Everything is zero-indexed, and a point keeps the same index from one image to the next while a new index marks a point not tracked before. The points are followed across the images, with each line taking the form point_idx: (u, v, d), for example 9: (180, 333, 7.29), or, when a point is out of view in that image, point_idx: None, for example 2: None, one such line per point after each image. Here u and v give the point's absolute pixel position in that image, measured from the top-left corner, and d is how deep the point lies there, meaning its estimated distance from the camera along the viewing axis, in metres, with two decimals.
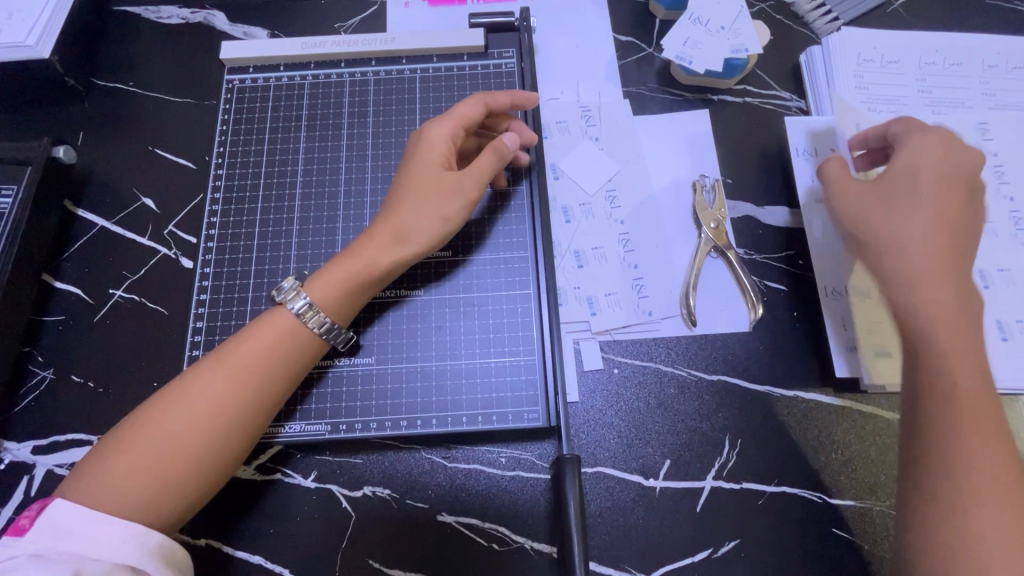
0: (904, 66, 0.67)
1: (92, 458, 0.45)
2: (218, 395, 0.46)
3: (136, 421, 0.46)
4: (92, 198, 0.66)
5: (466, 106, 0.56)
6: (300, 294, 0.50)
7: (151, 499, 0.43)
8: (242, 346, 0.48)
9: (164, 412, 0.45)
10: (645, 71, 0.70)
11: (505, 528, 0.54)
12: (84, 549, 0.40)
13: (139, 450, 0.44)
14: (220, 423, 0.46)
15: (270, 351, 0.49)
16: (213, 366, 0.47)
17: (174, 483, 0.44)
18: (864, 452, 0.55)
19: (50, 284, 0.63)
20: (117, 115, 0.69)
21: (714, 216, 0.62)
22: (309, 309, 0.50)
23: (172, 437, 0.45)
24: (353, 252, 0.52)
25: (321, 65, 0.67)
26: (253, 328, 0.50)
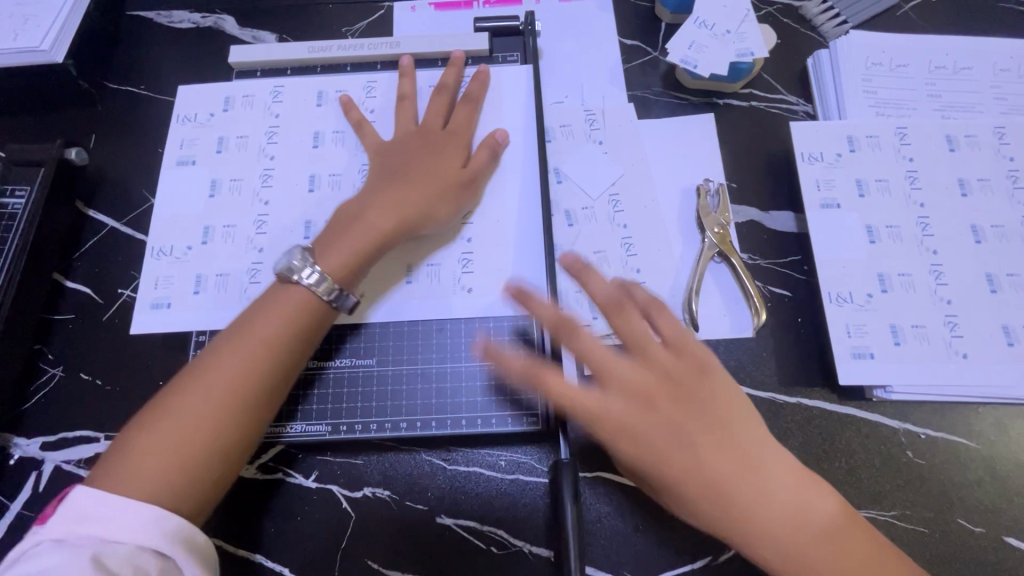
0: (913, 69, 0.66)
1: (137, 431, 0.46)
2: (212, 377, 0.47)
3: (173, 401, 0.46)
4: (102, 199, 0.67)
5: (447, 76, 0.63)
6: (311, 267, 0.51)
7: (172, 475, 0.44)
8: (256, 325, 0.49)
9: (192, 393, 0.46)
10: (650, 75, 0.70)
11: (503, 531, 0.54)
12: (105, 532, 0.41)
13: (175, 425, 0.45)
14: (228, 409, 0.46)
15: (294, 327, 0.50)
16: (229, 351, 0.48)
17: (194, 460, 0.45)
18: (867, 462, 0.54)
19: (61, 283, 0.64)
20: (128, 117, 0.71)
21: (717, 221, 0.61)
22: (319, 280, 0.51)
23: (191, 411, 0.46)
24: (359, 222, 0.54)
25: (327, 68, 0.68)
26: (263, 311, 0.50)
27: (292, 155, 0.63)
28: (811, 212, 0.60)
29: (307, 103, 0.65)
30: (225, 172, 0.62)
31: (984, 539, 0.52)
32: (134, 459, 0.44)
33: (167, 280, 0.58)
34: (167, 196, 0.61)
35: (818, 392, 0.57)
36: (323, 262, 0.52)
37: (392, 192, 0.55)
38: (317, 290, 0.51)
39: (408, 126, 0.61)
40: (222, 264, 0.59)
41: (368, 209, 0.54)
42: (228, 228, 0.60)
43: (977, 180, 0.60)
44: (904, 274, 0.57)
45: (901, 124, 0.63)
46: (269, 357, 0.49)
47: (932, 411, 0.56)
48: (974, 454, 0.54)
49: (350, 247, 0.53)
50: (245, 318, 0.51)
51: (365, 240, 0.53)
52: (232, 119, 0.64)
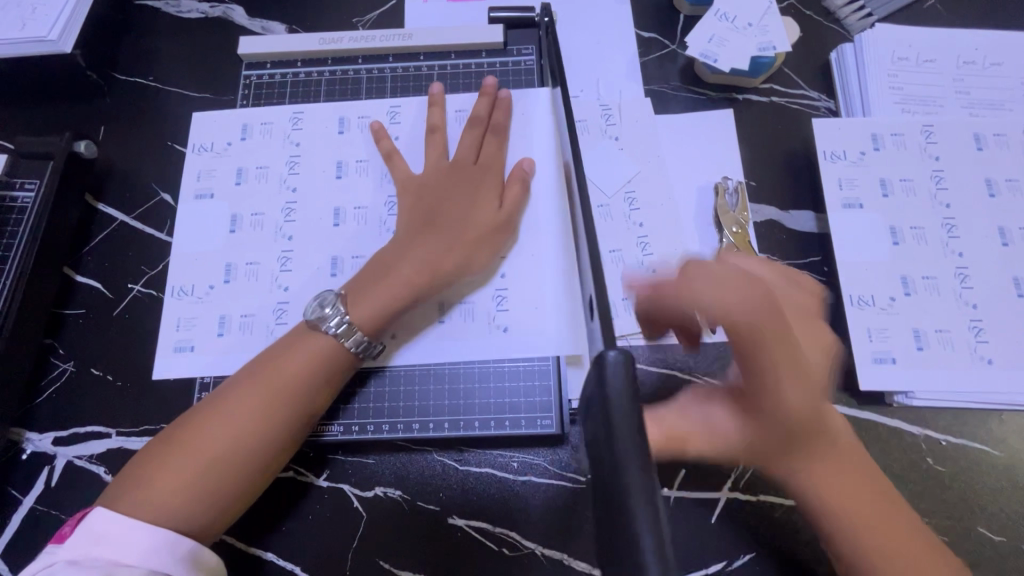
0: (941, 65, 0.64)
1: (158, 454, 0.46)
2: (236, 415, 0.47)
3: (198, 429, 0.46)
4: (112, 192, 0.67)
5: (478, 106, 0.61)
6: (341, 315, 0.50)
7: (194, 505, 0.44)
8: (282, 364, 0.49)
9: (219, 423, 0.46)
10: (668, 69, 0.69)
11: (515, 533, 0.53)
12: (118, 556, 0.41)
13: (188, 457, 0.45)
14: (256, 442, 0.46)
15: (317, 370, 0.49)
16: (259, 381, 0.48)
17: (216, 491, 0.45)
18: (886, 468, 0.53)
19: (71, 277, 0.63)
20: (137, 109, 0.70)
21: (736, 220, 0.60)
22: (347, 329, 0.50)
23: (217, 443, 0.46)
24: (390, 273, 0.52)
25: (338, 61, 0.67)
26: (295, 344, 0.50)
27: (315, 187, 0.61)
28: (833, 213, 0.59)
29: (329, 129, 0.63)
30: (246, 205, 0.61)
31: (1003, 548, 0.51)
32: (144, 484, 0.44)
33: (191, 322, 0.58)
34: (188, 232, 0.60)
35: (838, 396, 0.55)
36: (354, 311, 0.51)
37: (424, 240, 0.54)
38: (344, 340, 0.50)
39: (438, 161, 0.59)
40: (247, 304, 0.58)
41: (401, 260, 0.53)
42: (251, 269, 0.59)
43: (1006, 181, 0.59)
44: (928, 277, 0.56)
45: (927, 122, 0.61)
46: (289, 399, 0.48)
47: (954, 418, 0.54)
48: (995, 461, 0.53)
49: (383, 299, 0.51)
50: (276, 349, 0.50)
51: (398, 292, 0.52)
52: (251, 149, 0.63)
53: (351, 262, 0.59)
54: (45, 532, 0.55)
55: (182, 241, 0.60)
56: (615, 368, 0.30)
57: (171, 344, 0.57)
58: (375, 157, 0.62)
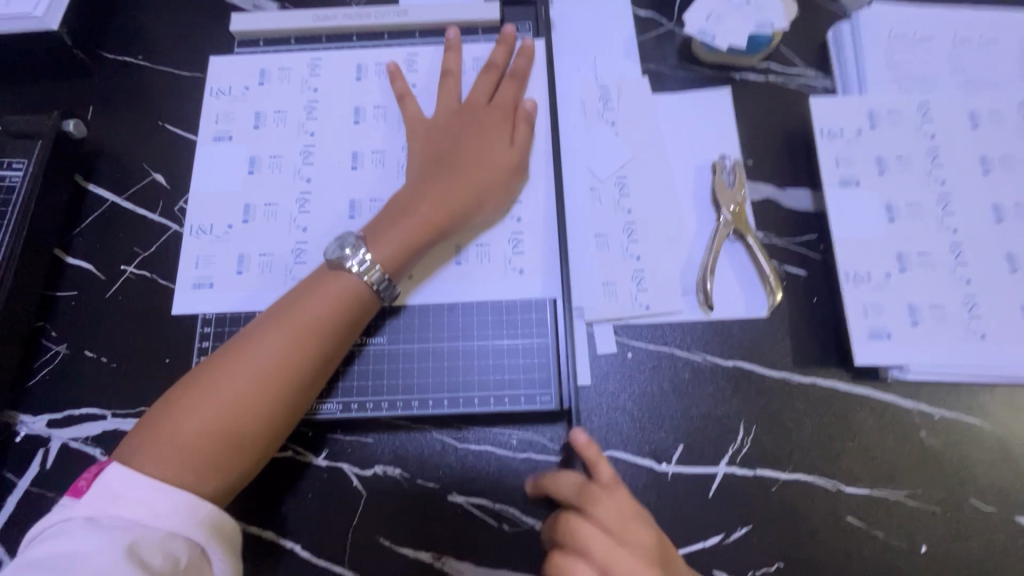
0: (937, 43, 0.64)
1: (173, 403, 0.45)
2: (247, 361, 0.46)
3: (213, 375, 0.46)
4: (102, 173, 0.65)
5: (495, 53, 0.61)
6: (363, 252, 0.51)
7: (211, 452, 0.44)
8: (303, 309, 0.49)
9: (236, 370, 0.46)
10: (665, 48, 0.68)
11: (515, 509, 0.54)
12: (140, 516, 0.41)
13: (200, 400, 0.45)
14: (275, 388, 0.46)
15: (340, 314, 0.49)
16: (276, 328, 0.48)
17: (235, 438, 0.45)
18: (881, 441, 0.54)
19: (62, 259, 0.62)
20: (126, 88, 0.68)
21: (734, 198, 0.60)
22: (371, 267, 0.50)
23: (234, 388, 0.45)
24: (411, 216, 0.53)
25: (331, 38, 0.65)
26: (314, 291, 0.50)
27: (333, 131, 0.61)
28: (829, 189, 0.59)
29: (346, 76, 0.63)
30: (263, 148, 0.61)
31: (995, 518, 0.52)
32: (153, 436, 0.44)
33: (209, 260, 0.57)
34: (205, 173, 0.60)
35: (833, 371, 0.56)
36: (373, 249, 0.51)
37: (440, 181, 0.54)
38: (367, 277, 0.50)
39: (452, 105, 0.59)
40: (265, 244, 0.58)
41: (420, 200, 0.53)
42: (266, 209, 0.59)
43: (999, 158, 0.59)
44: (923, 254, 0.56)
45: (923, 99, 0.61)
46: (308, 345, 0.48)
47: (947, 392, 0.55)
48: (987, 434, 0.54)
49: (401, 237, 0.52)
50: (291, 296, 0.50)
51: (415, 231, 0.52)
52: (268, 93, 0.62)
53: (369, 204, 0.59)
54: (41, 514, 0.55)
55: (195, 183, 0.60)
56: None
57: (189, 283, 0.57)
58: (393, 103, 0.62)
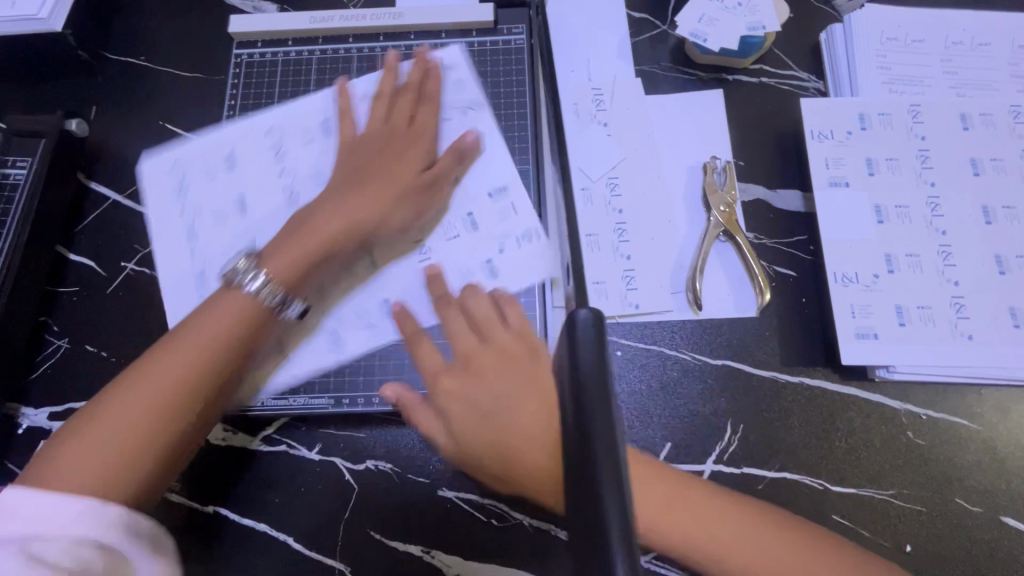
0: (929, 45, 0.64)
1: (100, 402, 0.44)
2: (140, 384, 0.45)
3: (144, 360, 0.46)
4: (104, 171, 0.67)
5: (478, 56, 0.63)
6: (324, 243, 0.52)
7: (118, 454, 0.43)
8: (228, 305, 0.48)
9: (166, 361, 0.46)
10: (659, 49, 0.69)
11: (504, 505, 0.54)
12: (38, 527, 0.39)
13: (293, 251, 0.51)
14: (207, 366, 0.46)
15: (269, 301, 0.49)
16: (200, 324, 0.47)
17: (153, 427, 0.44)
18: (867, 441, 0.55)
19: (65, 256, 0.64)
20: (128, 88, 0.70)
21: (724, 199, 0.60)
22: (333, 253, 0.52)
23: (161, 373, 0.45)
24: (313, 226, 0.52)
25: (329, 40, 0.67)
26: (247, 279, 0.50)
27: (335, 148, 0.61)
28: (819, 191, 0.59)
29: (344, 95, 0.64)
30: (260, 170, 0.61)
31: (981, 518, 0.52)
32: (103, 418, 0.43)
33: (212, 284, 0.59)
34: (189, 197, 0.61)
35: (821, 371, 0.56)
36: (265, 267, 0.50)
37: (352, 199, 0.54)
38: None
39: (379, 120, 0.59)
40: None
41: (322, 213, 0.53)
42: (225, 261, 0.59)
43: (989, 160, 0.59)
44: (912, 255, 0.57)
45: (914, 101, 0.61)
46: (236, 340, 0.48)
47: (935, 393, 0.55)
48: (974, 434, 0.54)
49: (294, 250, 0.51)
50: (207, 302, 0.49)
51: (308, 250, 0.51)
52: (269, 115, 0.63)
53: None
54: None
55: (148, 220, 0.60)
56: (586, 330, 0.32)
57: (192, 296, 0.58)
58: None
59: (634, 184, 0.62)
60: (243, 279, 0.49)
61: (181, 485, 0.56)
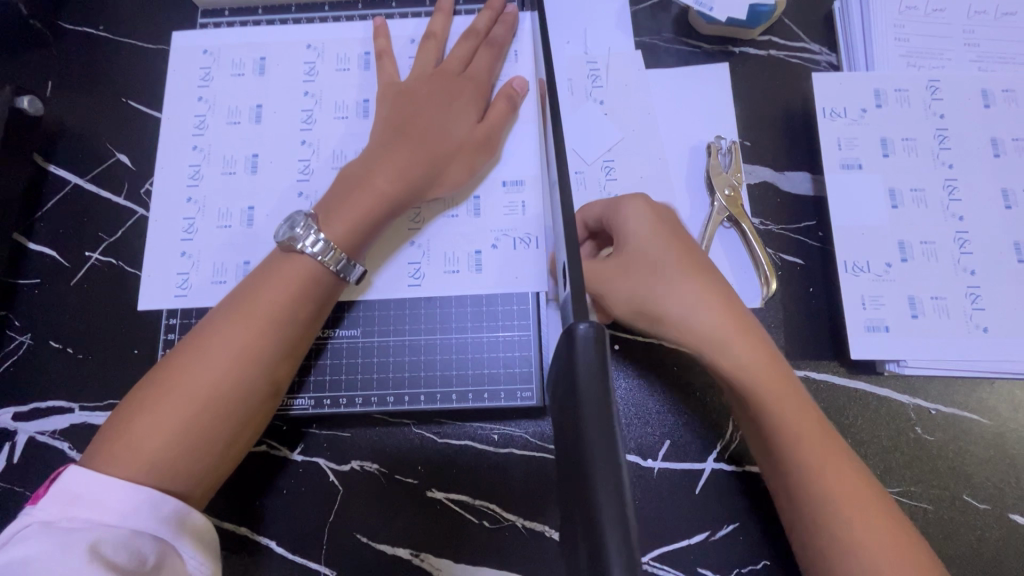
0: (951, 14, 0.60)
1: (143, 396, 0.43)
2: (198, 371, 0.43)
3: (188, 355, 0.44)
4: (63, 153, 0.62)
5: (480, 19, 0.58)
6: (316, 234, 0.47)
7: (171, 451, 0.42)
8: (259, 296, 0.46)
9: (212, 356, 0.44)
10: (660, 19, 0.64)
11: (496, 506, 0.52)
12: (99, 516, 0.39)
13: (352, 211, 0.49)
14: (252, 363, 0.44)
15: (297, 299, 0.47)
16: (231, 319, 0.45)
17: (201, 426, 0.43)
18: (875, 437, 0.52)
19: (24, 246, 0.59)
20: (86, 61, 0.64)
21: (729, 181, 0.57)
22: (326, 249, 0.47)
23: (212, 372, 0.43)
24: (368, 186, 0.50)
25: (303, 8, 0.61)
26: (274, 269, 0.47)
27: (323, 125, 0.58)
28: (830, 173, 0.56)
29: (328, 65, 0.59)
30: (240, 148, 0.57)
31: (989, 516, 0.51)
32: (150, 410, 0.42)
33: (189, 268, 0.55)
34: (165, 174, 0.57)
35: (827, 365, 0.54)
36: (327, 227, 0.48)
37: (398, 146, 0.51)
38: (323, 260, 0.47)
39: (427, 67, 0.56)
40: (245, 250, 0.55)
41: (374, 171, 0.50)
42: (202, 244, 0.55)
43: (1011, 140, 0.55)
44: (927, 242, 0.53)
45: (933, 76, 0.57)
46: (270, 334, 0.45)
47: (946, 387, 0.53)
48: (984, 430, 0.52)
49: (357, 212, 0.49)
50: (243, 287, 0.47)
51: (372, 205, 0.49)
52: (249, 86, 0.59)
53: None
54: (9, 508, 0.53)
55: (161, 133, 0.58)
56: (586, 346, 0.28)
57: (168, 285, 0.55)
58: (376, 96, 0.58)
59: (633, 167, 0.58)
60: (302, 243, 0.47)
61: None
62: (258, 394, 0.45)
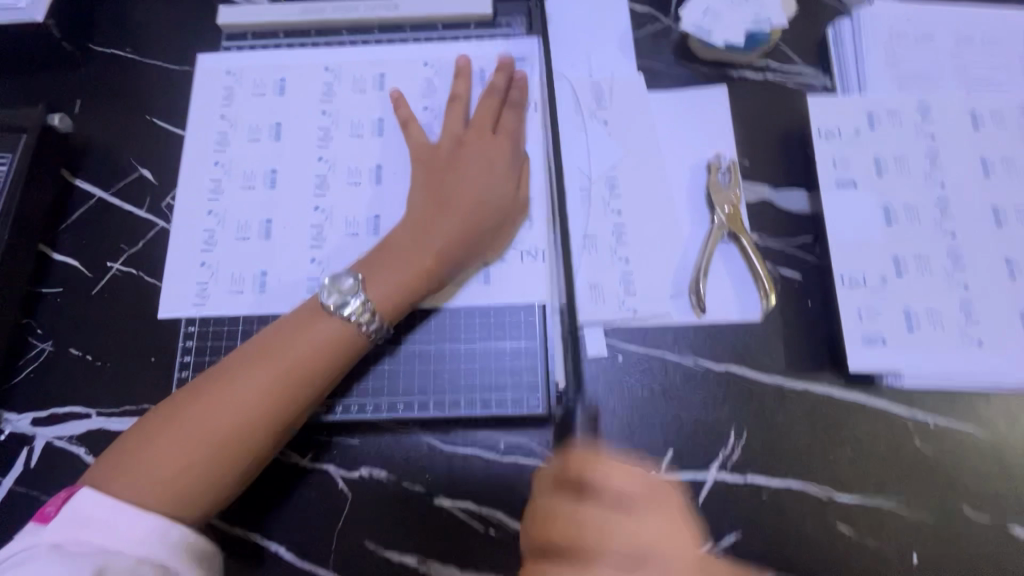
0: (940, 41, 0.62)
1: (166, 420, 0.45)
2: (218, 411, 0.45)
3: (216, 390, 0.46)
4: (89, 168, 0.65)
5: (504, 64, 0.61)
6: (360, 296, 0.50)
7: (183, 483, 0.43)
8: (291, 346, 0.48)
9: (238, 397, 0.45)
10: (661, 44, 0.67)
11: (502, 514, 0.53)
12: (106, 542, 0.40)
13: (394, 275, 0.51)
14: (275, 414, 0.46)
15: (326, 355, 0.48)
16: (261, 363, 0.47)
17: (217, 464, 0.44)
18: (874, 449, 0.53)
19: (48, 256, 0.62)
20: (113, 81, 0.67)
21: (728, 199, 0.59)
22: (366, 313, 0.50)
23: (236, 413, 0.45)
24: (411, 253, 0.52)
25: (322, 33, 0.65)
26: (307, 321, 0.49)
27: (339, 142, 0.60)
28: (826, 191, 0.58)
29: (345, 86, 0.62)
30: (259, 164, 0.60)
31: (988, 527, 0.51)
32: (171, 438, 0.44)
33: (208, 279, 0.57)
34: (187, 187, 0.60)
35: (826, 377, 0.55)
36: (372, 292, 0.51)
37: (441, 216, 0.54)
38: (363, 323, 0.50)
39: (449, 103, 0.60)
40: (262, 261, 0.57)
41: (418, 238, 0.53)
42: (221, 255, 0.57)
43: (1000, 160, 0.58)
44: (921, 258, 0.55)
45: (923, 100, 0.60)
46: (298, 387, 0.47)
47: (943, 399, 0.54)
48: (981, 441, 0.53)
49: (399, 277, 0.51)
50: (277, 330, 0.49)
51: (415, 275, 0.52)
52: (269, 105, 0.62)
53: (370, 220, 0.58)
54: (24, 513, 0.54)
55: (184, 149, 0.60)
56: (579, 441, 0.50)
57: (186, 295, 0.57)
58: (391, 116, 0.61)
59: (637, 184, 0.60)
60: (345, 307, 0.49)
61: None
62: (269, 438, 0.46)
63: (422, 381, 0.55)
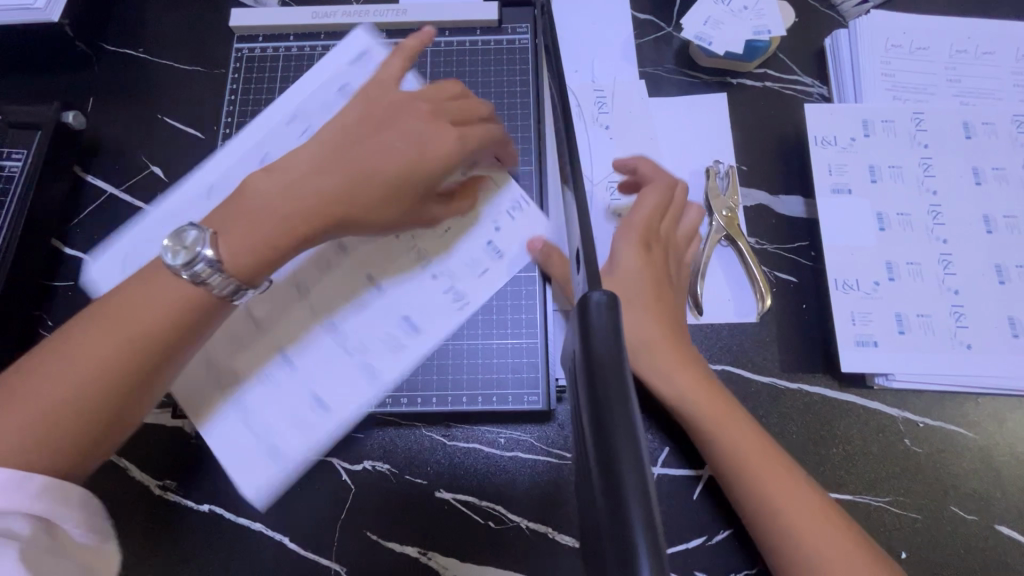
0: (934, 52, 0.64)
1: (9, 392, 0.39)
2: (56, 367, 0.40)
3: (61, 357, 0.40)
4: (101, 164, 0.66)
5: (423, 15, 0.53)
6: (199, 253, 0.42)
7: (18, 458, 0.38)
8: (140, 306, 0.42)
9: (80, 363, 0.40)
10: (663, 51, 0.68)
11: (501, 507, 0.54)
12: None
13: (257, 238, 0.44)
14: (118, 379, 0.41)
15: (181, 314, 0.42)
16: (99, 326, 0.41)
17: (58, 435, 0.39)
18: (865, 449, 0.55)
19: (60, 250, 0.63)
20: (126, 80, 0.69)
21: (726, 204, 0.60)
22: (210, 271, 0.43)
23: (73, 379, 0.40)
24: (286, 211, 0.45)
25: (331, 36, 0.66)
26: (156, 278, 0.43)
27: None
28: (822, 197, 0.59)
29: None
30: None
31: (975, 526, 0.53)
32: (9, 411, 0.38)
33: None
34: None
35: (819, 378, 0.57)
36: (220, 251, 0.43)
37: (328, 167, 0.46)
38: (207, 283, 0.43)
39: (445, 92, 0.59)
40: None
41: (298, 193, 0.46)
42: None
43: (991, 170, 0.59)
44: (913, 263, 0.57)
45: (917, 109, 0.61)
46: (149, 349, 0.42)
47: (932, 401, 0.55)
48: (969, 442, 0.55)
49: (259, 242, 0.44)
50: (122, 288, 0.43)
51: (280, 237, 0.45)
52: None
53: None
54: None
55: None
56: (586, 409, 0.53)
57: None
58: None
59: None
60: (183, 266, 0.42)
61: (177, 483, 0.55)
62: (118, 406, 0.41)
63: (426, 377, 0.56)
